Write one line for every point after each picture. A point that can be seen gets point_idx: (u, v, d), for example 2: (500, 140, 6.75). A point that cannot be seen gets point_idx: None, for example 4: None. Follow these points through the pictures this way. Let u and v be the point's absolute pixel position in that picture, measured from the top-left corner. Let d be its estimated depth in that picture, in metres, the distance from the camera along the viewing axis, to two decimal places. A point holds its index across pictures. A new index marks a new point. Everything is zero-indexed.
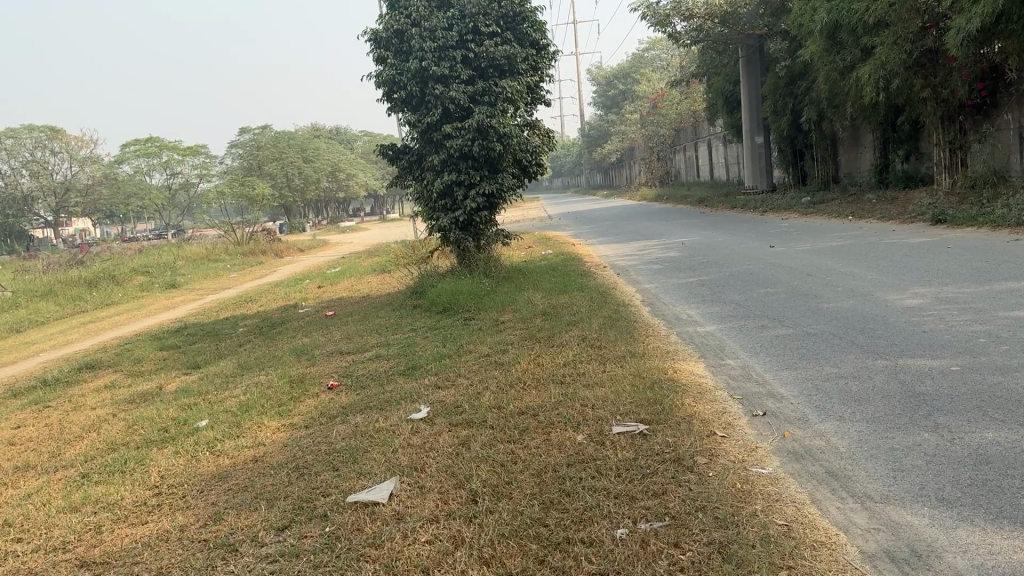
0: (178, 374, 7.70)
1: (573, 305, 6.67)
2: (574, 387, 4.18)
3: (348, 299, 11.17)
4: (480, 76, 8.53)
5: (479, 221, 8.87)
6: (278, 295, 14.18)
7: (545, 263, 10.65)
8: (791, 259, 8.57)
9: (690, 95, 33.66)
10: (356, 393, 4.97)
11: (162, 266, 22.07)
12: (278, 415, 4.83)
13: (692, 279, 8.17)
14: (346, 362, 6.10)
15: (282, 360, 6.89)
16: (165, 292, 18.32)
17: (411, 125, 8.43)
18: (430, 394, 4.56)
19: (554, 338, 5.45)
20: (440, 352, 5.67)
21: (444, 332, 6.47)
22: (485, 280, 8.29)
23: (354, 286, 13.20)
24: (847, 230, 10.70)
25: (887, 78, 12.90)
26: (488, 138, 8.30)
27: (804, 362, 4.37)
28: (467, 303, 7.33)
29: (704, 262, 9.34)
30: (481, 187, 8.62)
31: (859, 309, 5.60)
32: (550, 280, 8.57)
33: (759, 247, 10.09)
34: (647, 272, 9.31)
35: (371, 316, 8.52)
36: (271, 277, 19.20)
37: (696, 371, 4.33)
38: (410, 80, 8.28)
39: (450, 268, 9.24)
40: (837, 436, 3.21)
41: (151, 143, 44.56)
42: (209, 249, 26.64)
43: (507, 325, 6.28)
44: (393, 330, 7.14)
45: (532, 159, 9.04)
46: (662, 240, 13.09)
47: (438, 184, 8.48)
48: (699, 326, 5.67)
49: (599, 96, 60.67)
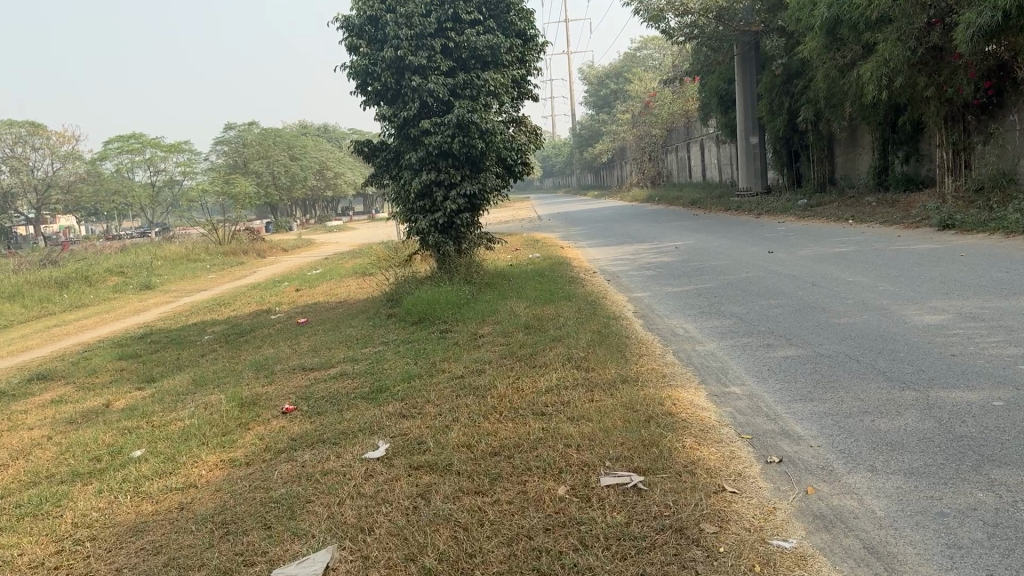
0: (131, 389, 7.09)
1: (558, 318, 6.09)
2: (556, 420, 3.61)
3: (322, 305, 10.55)
4: (461, 68, 7.99)
5: (460, 224, 8.29)
6: (252, 299, 13.54)
7: (531, 267, 10.07)
8: (793, 266, 8.02)
9: (682, 95, 33.15)
10: (311, 421, 4.38)
11: (138, 267, 21.37)
12: (220, 447, 4.24)
13: (688, 288, 7.61)
14: (308, 380, 5.51)
15: (239, 376, 6.28)
16: (138, 294, 17.63)
17: (387, 120, 7.85)
18: (392, 424, 3.97)
19: (536, 358, 4.87)
20: (408, 372, 5.09)
21: (417, 347, 5.90)
22: (465, 289, 7.69)
23: (332, 290, 12.59)
24: (850, 235, 10.17)
25: (889, 76, 12.41)
26: (469, 134, 7.74)
27: (821, 392, 3.80)
28: (444, 314, 6.74)
29: (700, 269, 8.78)
30: (462, 187, 8.04)
31: (875, 326, 5.05)
32: (535, 288, 7.99)
33: (757, 252, 9.55)
34: (639, 279, 8.73)
35: (343, 326, 7.91)
36: (250, 278, 18.53)
37: (697, 402, 3.75)
38: (384, 70, 7.71)
39: (429, 273, 8.64)
40: (870, 495, 2.64)
41: (134, 140, 43.62)
42: (189, 249, 25.90)
43: (486, 340, 5.69)
44: (363, 343, 6.55)
45: (518, 158, 8.49)
46: (654, 243, 12.55)
47: (416, 183, 7.89)
48: (698, 344, 5.10)
49: (591, 96, 60.30)
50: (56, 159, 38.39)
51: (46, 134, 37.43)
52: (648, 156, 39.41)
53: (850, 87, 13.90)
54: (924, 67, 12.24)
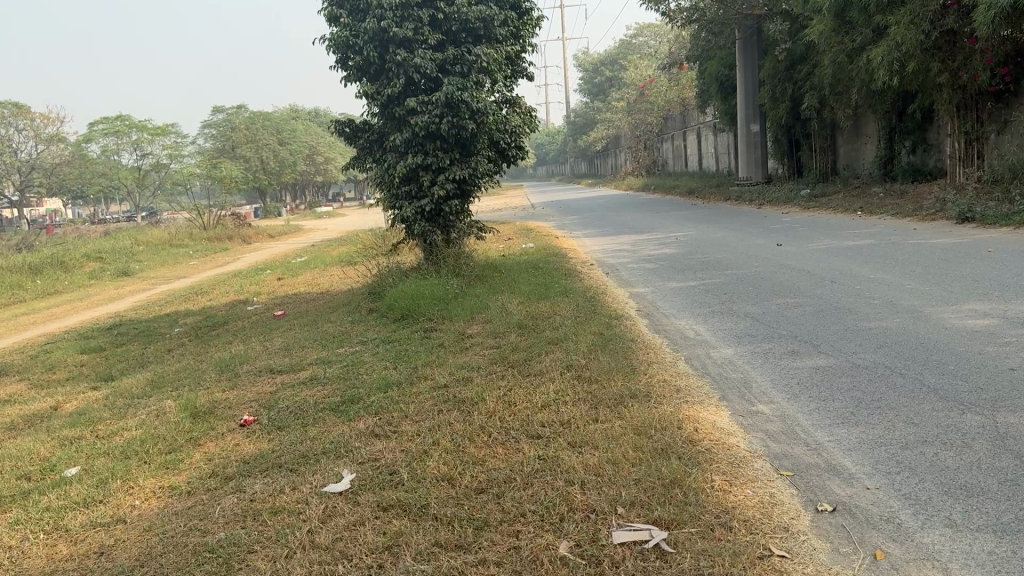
0: (87, 388, 6.47)
1: (556, 317, 5.51)
2: (556, 447, 3.03)
3: (303, 297, 9.93)
4: (450, 42, 7.38)
5: (449, 211, 7.67)
6: (231, 288, 12.89)
7: (524, 259, 9.49)
8: (805, 261, 7.47)
9: (678, 82, 32.55)
10: (269, 439, 3.79)
11: (118, 252, 20.66)
12: (163, 470, 3.64)
13: (694, 283, 7.05)
14: (274, 386, 4.92)
15: (202, 378, 5.67)
16: (115, 280, 16.93)
17: (370, 98, 7.21)
18: (362, 446, 3.39)
19: (530, 366, 4.29)
20: (386, 379, 4.49)
21: (397, 348, 5.32)
22: (454, 282, 7.09)
23: (315, 279, 11.98)
24: (861, 228, 9.62)
25: (901, 61, 11.85)
26: (459, 114, 7.13)
27: (866, 415, 3.23)
28: (430, 310, 6.14)
29: (706, 263, 8.20)
30: (451, 172, 7.43)
31: (911, 330, 4.49)
32: (529, 281, 7.39)
33: (765, 245, 8.99)
34: (640, 273, 8.15)
35: (321, 322, 7.30)
36: (233, 265, 17.87)
37: (721, 425, 3.19)
38: (366, 43, 7.06)
39: (416, 264, 8.02)
40: (956, 562, 2.08)
41: (120, 122, 42.44)
42: (173, 233, 25.16)
43: (475, 341, 5.11)
44: (340, 341, 5.95)
45: (511, 141, 7.88)
46: (653, 234, 11.99)
47: (400, 167, 7.27)
48: (714, 350, 4.53)
49: (586, 83, 59.58)
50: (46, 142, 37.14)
51: (30, 115, 36.24)
52: (643, 144, 38.76)
53: (858, 73, 13.32)
54: (936, 52, 11.65)
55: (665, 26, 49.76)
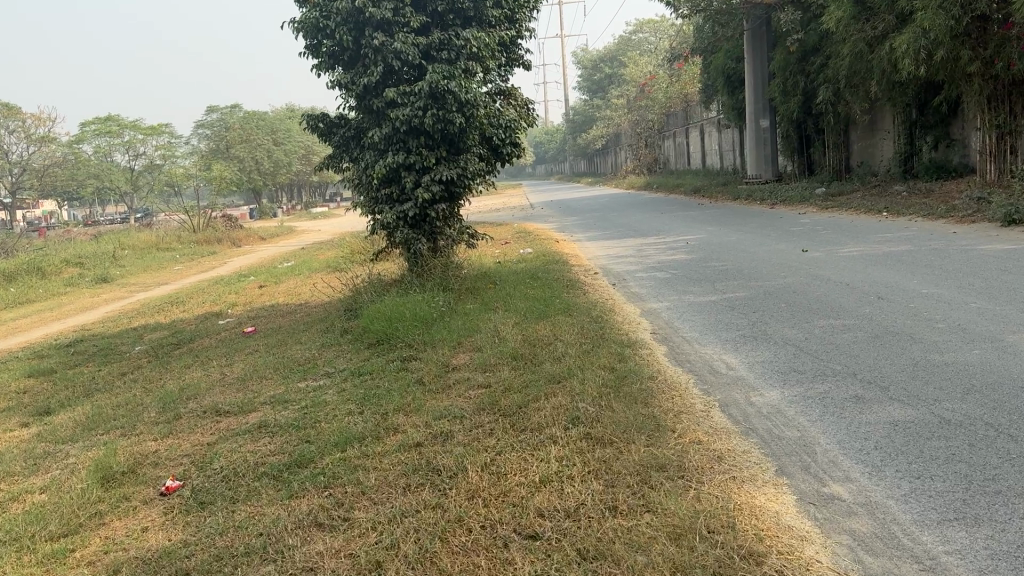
0: (15, 425, 5.56)
1: (558, 344, 4.65)
2: (559, 563, 2.16)
3: (278, 309, 9.03)
4: (436, 26, 6.53)
5: (436, 217, 6.77)
6: (208, 297, 11.98)
7: (522, 267, 8.63)
8: (840, 271, 6.60)
9: (679, 78, 31.67)
10: (185, 523, 2.91)
11: (100, 256, 19.77)
12: (43, 566, 2.77)
13: (716, 297, 6.17)
14: (216, 435, 4.05)
15: (140, 417, 4.80)
16: (92, 287, 16.03)
17: (345, 89, 6.29)
18: (298, 544, 2.50)
19: (526, 418, 3.41)
20: (345, 432, 3.60)
21: (370, 382, 4.45)
22: (442, 298, 6.19)
23: (296, 288, 11.09)
24: (893, 231, 8.73)
25: (928, 49, 10.98)
26: (445, 106, 6.24)
27: (985, 506, 2.36)
28: (409, 333, 5.24)
29: (725, 272, 7.30)
30: (437, 172, 6.53)
31: (999, 368, 3.63)
32: (526, 296, 6.51)
33: (788, 250, 8.12)
34: (651, 284, 7.27)
35: (289, 343, 6.39)
36: (216, 270, 17.00)
37: (788, 524, 2.32)
38: (339, 25, 6.15)
39: (399, 274, 7.12)
40: None
41: (111, 121, 41.47)
42: (160, 236, 24.27)
43: (459, 378, 4.21)
44: (304, 372, 5.04)
45: (506, 137, 6.99)
46: (661, 237, 11.11)
47: (379, 167, 6.35)
48: (755, 392, 3.64)
49: (585, 80, 58.67)
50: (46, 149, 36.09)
51: (19, 115, 35.17)
52: (644, 142, 37.83)
53: (880, 63, 12.44)
54: (966, 39, 10.79)
55: (667, 22, 48.75)
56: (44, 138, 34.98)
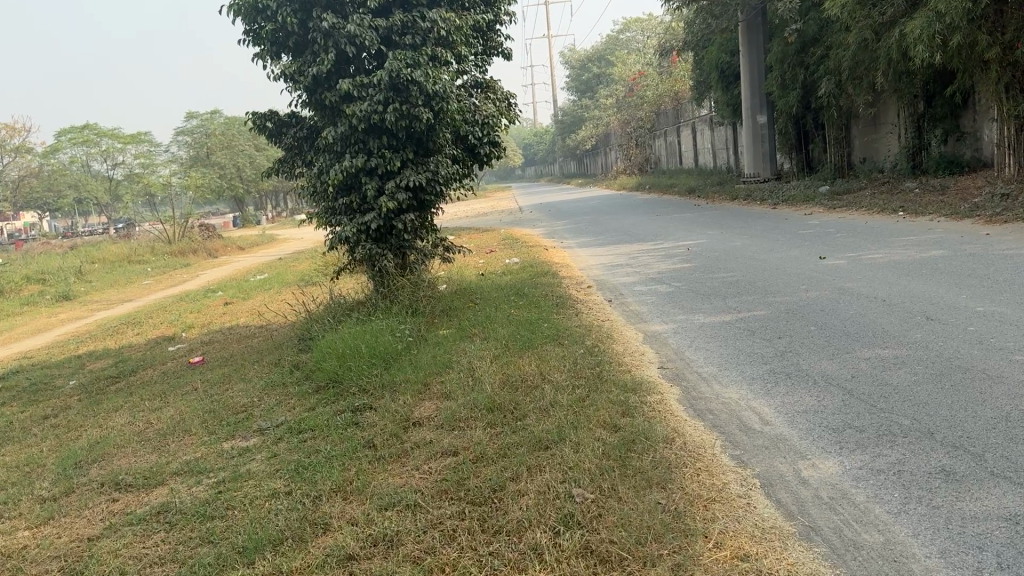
0: None
1: (546, 390, 3.73)
2: None
3: (234, 334, 8.07)
4: (398, 7, 5.63)
5: (403, 228, 5.82)
6: (168, 317, 11.01)
7: (506, 281, 7.73)
8: (870, 283, 5.73)
9: (669, 75, 30.90)
10: None
11: (65, 271, 18.71)
12: None
13: (728, 317, 5.29)
14: (103, 526, 3.14)
15: (26, 489, 3.87)
16: (51, 307, 15.00)
17: (292, 81, 5.37)
18: None
19: (501, 513, 2.49)
20: (259, 530, 2.68)
21: (308, 444, 3.53)
22: (409, 325, 5.28)
23: (262, 306, 10.14)
24: (917, 234, 7.85)
25: (942, 35, 10.18)
26: (409, 100, 5.32)
27: None
28: (364, 373, 4.31)
29: (735, 285, 6.40)
30: (403, 177, 5.59)
31: None
32: (509, 318, 5.59)
33: (803, 258, 7.26)
34: (651, 300, 6.40)
35: (233, 381, 5.48)
36: (186, 285, 16.01)
37: None
38: (281, 5, 5.22)
39: (362, 295, 6.19)
40: None
41: (87, 131, 40.24)
42: (133, 249, 23.20)
43: (418, 440, 3.29)
44: (233, 427, 4.11)
45: (483, 136, 6.08)
46: (658, 242, 10.25)
47: (334, 173, 5.41)
48: (807, 464, 2.74)
49: (572, 81, 57.87)
50: (19, 159, 34.94)
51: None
52: (633, 142, 37.04)
53: (888, 51, 11.63)
54: (983, 23, 9.97)
55: (654, 20, 48.04)
56: (16, 148, 33.78)
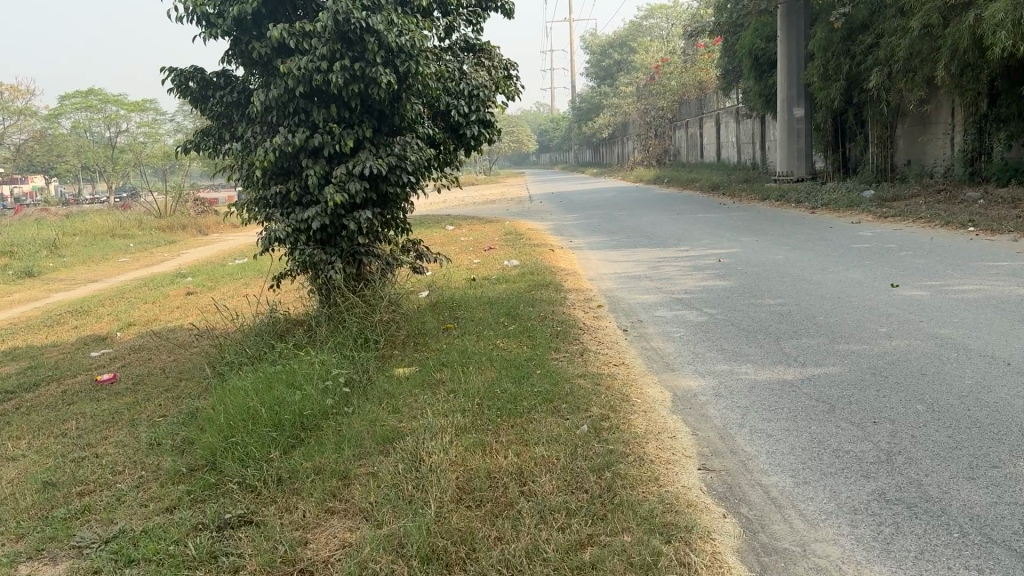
0: None
1: (521, 520, 2.30)
2: None
3: (169, 340, 6.67)
4: None
5: (354, 229, 4.39)
6: (118, 307, 9.62)
7: (496, 292, 6.29)
8: (974, 330, 4.28)
9: (695, 62, 29.29)
10: None
11: (37, 243, 17.33)
12: None
13: (789, 373, 3.86)
14: None
15: None
16: (11, 284, 13.64)
17: (208, 25, 3.97)
18: None
19: None
20: None
21: None
22: (351, 364, 3.88)
23: (222, 300, 8.76)
24: (1005, 258, 6.39)
25: None
26: (364, 57, 3.91)
27: None
28: (260, 452, 2.92)
29: (788, 319, 4.97)
30: (354, 161, 4.16)
31: None
32: (489, 354, 4.15)
33: (869, 284, 5.83)
34: (678, 332, 5.00)
35: (118, 424, 4.10)
36: (160, 266, 14.61)
37: None
38: None
39: (304, 312, 4.77)
40: None
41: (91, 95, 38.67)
42: (119, 222, 21.79)
43: None
44: (53, 530, 2.71)
45: (469, 111, 4.64)
46: (681, 248, 8.82)
47: (260, 152, 4.00)
48: None
49: (593, 67, 56.03)
50: (20, 122, 33.62)
51: None
52: (653, 132, 35.40)
53: (956, 38, 10.12)
54: None
55: (682, 6, 46.23)
56: (14, 110, 32.36)
